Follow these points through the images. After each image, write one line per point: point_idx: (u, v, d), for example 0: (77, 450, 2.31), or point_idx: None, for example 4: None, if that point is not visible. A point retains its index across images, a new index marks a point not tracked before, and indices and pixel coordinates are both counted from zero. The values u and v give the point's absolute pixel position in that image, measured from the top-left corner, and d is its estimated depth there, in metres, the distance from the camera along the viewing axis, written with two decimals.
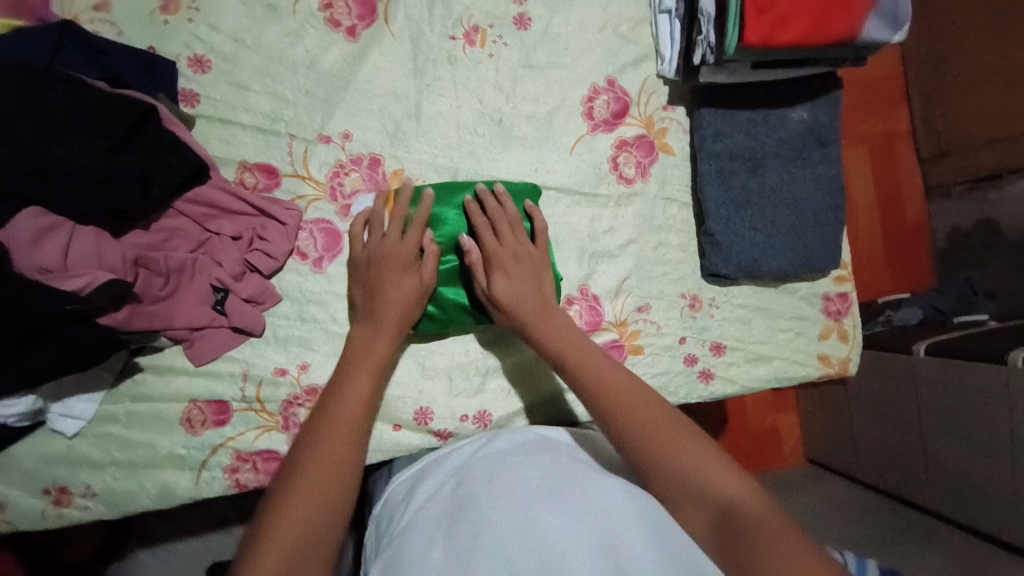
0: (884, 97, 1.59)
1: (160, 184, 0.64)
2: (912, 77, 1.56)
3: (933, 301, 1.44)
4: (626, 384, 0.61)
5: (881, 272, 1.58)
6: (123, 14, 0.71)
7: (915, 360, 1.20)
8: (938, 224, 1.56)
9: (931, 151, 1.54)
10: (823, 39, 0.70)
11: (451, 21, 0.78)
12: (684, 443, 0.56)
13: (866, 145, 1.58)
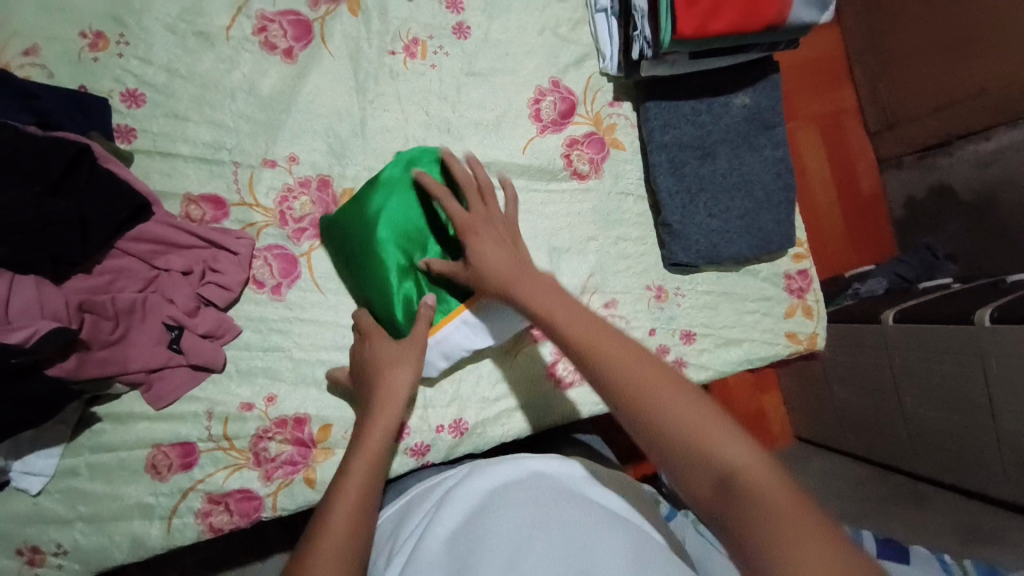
0: (829, 76, 1.63)
1: (100, 225, 0.62)
2: (853, 54, 1.61)
3: (897, 268, 1.46)
4: (591, 332, 0.51)
5: (845, 246, 1.62)
6: (49, 55, 0.69)
7: (886, 329, 1.24)
8: (893, 192, 1.61)
9: (880, 124, 1.58)
10: (755, 26, 0.71)
11: (389, 36, 0.77)
12: (683, 393, 0.46)
13: (816, 124, 1.62)
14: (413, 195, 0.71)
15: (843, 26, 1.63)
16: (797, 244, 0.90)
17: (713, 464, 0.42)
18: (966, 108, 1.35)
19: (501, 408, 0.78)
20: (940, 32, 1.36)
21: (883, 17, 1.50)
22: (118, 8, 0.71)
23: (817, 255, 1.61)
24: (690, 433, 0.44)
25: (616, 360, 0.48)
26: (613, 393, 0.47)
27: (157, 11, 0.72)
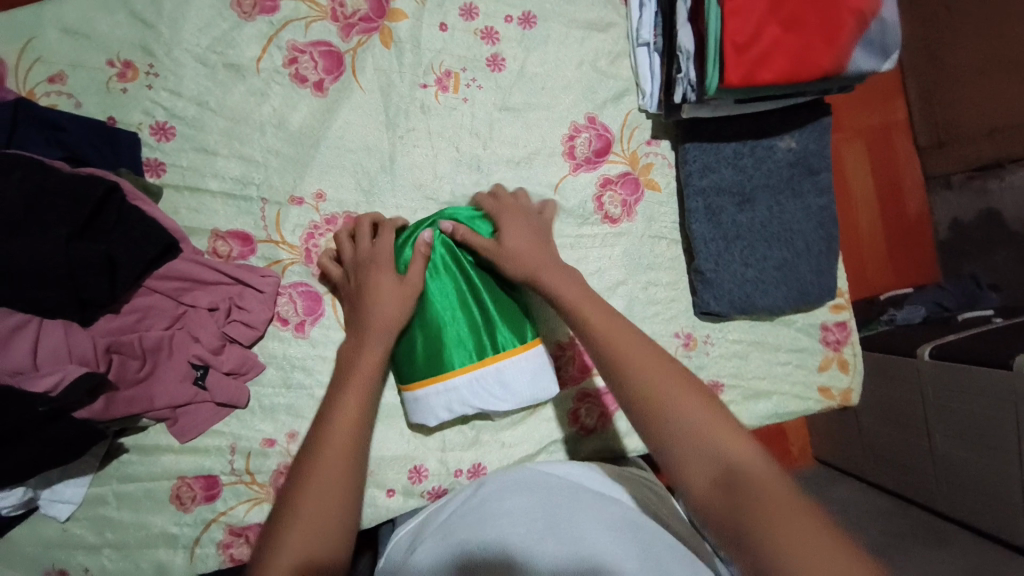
0: (880, 91, 1.54)
1: (129, 266, 0.62)
2: (909, 69, 1.52)
3: (937, 296, 1.40)
4: (620, 337, 0.56)
5: (883, 271, 1.56)
6: (80, 86, 0.68)
7: (921, 364, 1.19)
8: (939, 215, 1.53)
9: (930, 141, 1.49)
10: (808, 74, 0.65)
11: (422, 69, 0.75)
12: (708, 404, 0.52)
13: (862, 139, 1.54)
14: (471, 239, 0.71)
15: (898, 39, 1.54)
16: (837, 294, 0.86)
17: (721, 457, 0.49)
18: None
19: (519, 453, 0.77)
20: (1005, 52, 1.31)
21: (945, 28, 1.41)
22: (149, 37, 0.70)
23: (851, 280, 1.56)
24: (700, 430, 0.50)
25: (647, 372, 0.54)
26: (632, 387, 0.53)
27: (189, 42, 0.70)
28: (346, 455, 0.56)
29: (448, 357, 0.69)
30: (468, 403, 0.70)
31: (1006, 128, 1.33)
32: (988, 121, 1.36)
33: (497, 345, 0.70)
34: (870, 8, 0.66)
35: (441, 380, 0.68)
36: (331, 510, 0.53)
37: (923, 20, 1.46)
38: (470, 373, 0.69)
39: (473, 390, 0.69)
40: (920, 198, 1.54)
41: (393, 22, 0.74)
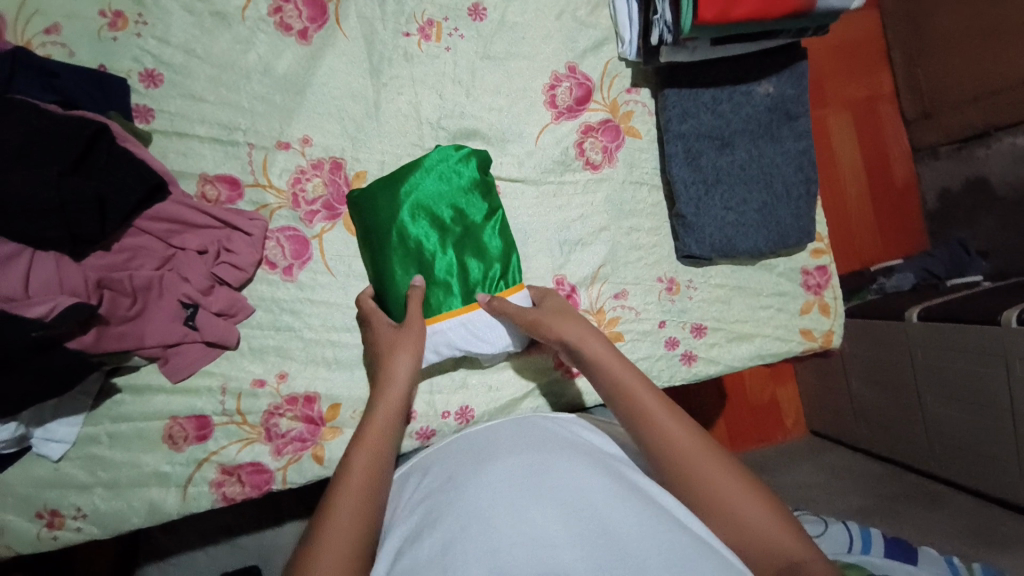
0: (865, 60, 1.56)
1: (118, 203, 0.63)
2: (893, 38, 1.54)
3: (925, 264, 1.42)
4: (633, 380, 0.60)
5: (874, 239, 1.57)
6: (72, 35, 0.70)
7: (909, 326, 1.20)
8: (927, 183, 1.55)
9: (916, 112, 1.52)
10: (777, 11, 0.67)
11: (404, 17, 0.76)
12: (705, 450, 0.56)
13: (849, 109, 1.56)
14: (449, 189, 0.72)
15: (884, 9, 1.55)
16: (817, 239, 0.88)
17: (725, 500, 0.52)
18: (1010, 99, 1.27)
19: (505, 395, 0.79)
20: (983, 20, 1.28)
21: None
22: None
23: (841, 250, 1.56)
24: (703, 475, 0.54)
25: (664, 425, 0.56)
26: (638, 423, 0.58)
27: None
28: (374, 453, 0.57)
29: (433, 299, 0.71)
30: (454, 346, 0.71)
31: (987, 96, 1.32)
32: (971, 90, 1.35)
33: (484, 286, 0.72)
34: None
35: (427, 323, 0.70)
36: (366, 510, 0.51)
37: None
38: (455, 316, 0.71)
39: (463, 332, 0.71)
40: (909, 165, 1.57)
41: None
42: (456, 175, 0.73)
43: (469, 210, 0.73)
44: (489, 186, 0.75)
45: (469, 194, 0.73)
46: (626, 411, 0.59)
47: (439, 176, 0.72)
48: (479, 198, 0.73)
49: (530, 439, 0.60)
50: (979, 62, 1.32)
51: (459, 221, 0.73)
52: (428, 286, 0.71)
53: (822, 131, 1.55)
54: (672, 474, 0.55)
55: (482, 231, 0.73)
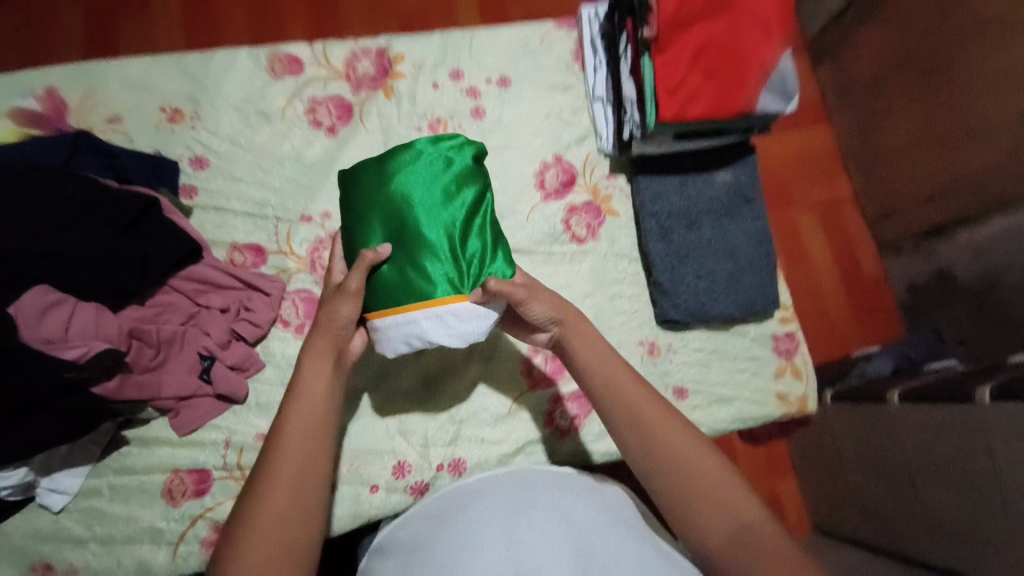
0: (823, 166, 1.63)
1: (157, 263, 0.72)
2: (846, 147, 1.61)
3: (903, 349, 1.34)
4: (625, 383, 0.63)
5: (847, 325, 1.55)
6: (133, 125, 0.84)
7: (893, 410, 1.14)
8: (894, 277, 1.54)
9: (877, 212, 1.54)
10: (723, 112, 0.80)
11: (417, 116, 0.91)
12: (695, 446, 0.60)
13: (816, 209, 1.61)
14: (439, 173, 0.68)
15: (833, 122, 1.63)
16: (783, 308, 0.95)
17: (720, 500, 0.57)
18: (966, 192, 1.27)
19: (498, 452, 0.80)
20: (925, 126, 1.33)
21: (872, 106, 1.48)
22: (197, 91, 0.86)
23: (819, 333, 1.55)
24: (698, 474, 0.58)
25: (657, 427, 0.60)
26: (632, 430, 0.61)
27: (229, 94, 0.87)
28: (301, 465, 0.59)
29: (410, 286, 0.64)
30: (425, 340, 0.64)
31: (942, 194, 1.33)
32: (926, 189, 1.37)
33: (465, 276, 0.65)
34: (770, 62, 0.80)
35: (400, 311, 0.64)
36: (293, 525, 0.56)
37: (852, 96, 1.54)
38: (428, 307, 0.63)
39: (436, 325, 0.63)
40: (876, 260, 1.57)
41: (394, 81, 0.92)
42: (446, 160, 0.68)
43: (454, 194, 0.67)
44: (481, 175, 0.70)
45: (458, 179, 0.68)
46: (621, 416, 0.62)
47: (429, 160, 0.68)
48: (469, 185, 0.68)
49: (508, 478, 0.62)
50: (915, 169, 1.39)
51: (446, 206, 0.67)
52: (405, 270, 0.65)
53: (789, 226, 1.59)
54: (669, 479, 0.58)
55: (471, 219, 0.67)
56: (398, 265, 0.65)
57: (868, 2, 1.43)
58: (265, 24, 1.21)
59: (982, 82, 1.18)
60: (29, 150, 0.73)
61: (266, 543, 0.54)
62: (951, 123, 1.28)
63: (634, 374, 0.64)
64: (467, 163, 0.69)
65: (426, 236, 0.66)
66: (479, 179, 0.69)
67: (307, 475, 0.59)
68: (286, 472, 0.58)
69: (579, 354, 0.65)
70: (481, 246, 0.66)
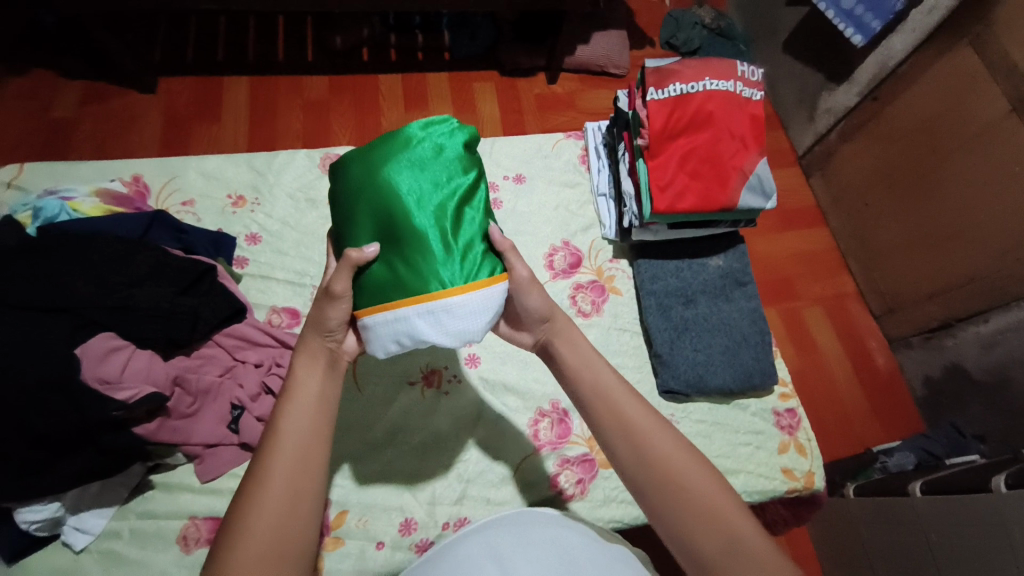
0: (825, 264, 1.57)
1: (208, 320, 0.81)
2: (844, 250, 1.56)
3: (922, 443, 1.26)
4: (630, 409, 0.64)
5: (867, 419, 1.43)
6: (202, 208, 0.99)
7: (916, 503, 1.05)
8: (910, 372, 1.45)
9: (882, 307, 1.49)
10: (710, 207, 0.91)
11: None
12: (700, 472, 0.60)
13: (821, 304, 1.53)
14: (426, 165, 0.69)
15: (830, 226, 1.60)
16: (782, 384, 0.99)
17: (724, 527, 0.57)
18: (965, 296, 1.26)
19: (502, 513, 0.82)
20: (915, 228, 1.34)
21: (861, 205, 1.49)
22: (258, 181, 1.02)
23: (836, 427, 1.41)
24: (704, 501, 0.59)
25: (661, 453, 0.61)
26: (638, 457, 0.62)
27: (286, 184, 1.03)
28: (294, 468, 0.59)
29: (400, 280, 0.65)
30: (416, 337, 0.64)
31: (941, 293, 1.32)
32: (924, 286, 1.36)
33: (455, 267, 0.66)
34: (748, 167, 0.93)
35: (390, 307, 0.64)
36: (287, 531, 0.56)
37: (839, 196, 1.55)
38: (420, 303, 0.64)
39: (426, 320, 0.64)
40: (886, 354, 1.48)
41: None
42: (436, 150, 0.70)
43: (444, 184, 0.69)
44: (466, 163, 0.71)
45: (445, 169, 0.69)
46: (626, 442, 0.63)
47: (419, 153, 0.70)
48: (459, 176, 0.70)
49: (496, 529, 0.66)
50: (914, 268, 1.37)
51: (436, 194, 0.68)
52: (396, 265, 0.66)
53: (796, 321, 1.51)
54: (676, 506, 0.59)
55: (461, 209, 0.69)
56: (388, 260, 0.66)
57: (848, 124, 1.48)
58: (316, 133, 1.42)
59: (971, 183, 1.20)
60: (111, 224, 0.84)
61: (260, 542, 0.54)
62: (944, 222, 1.27)
63: (623, 384, 0.67)
64: (458, 155, 0.71)
65: (415, 226, 0.66)
66: (469, 170, 0.71)
67: (303, 479, 0.59)
68: (280, 478, 0.58)
69: (570, 363, 0.69)
70: (472, 236, 0.68)
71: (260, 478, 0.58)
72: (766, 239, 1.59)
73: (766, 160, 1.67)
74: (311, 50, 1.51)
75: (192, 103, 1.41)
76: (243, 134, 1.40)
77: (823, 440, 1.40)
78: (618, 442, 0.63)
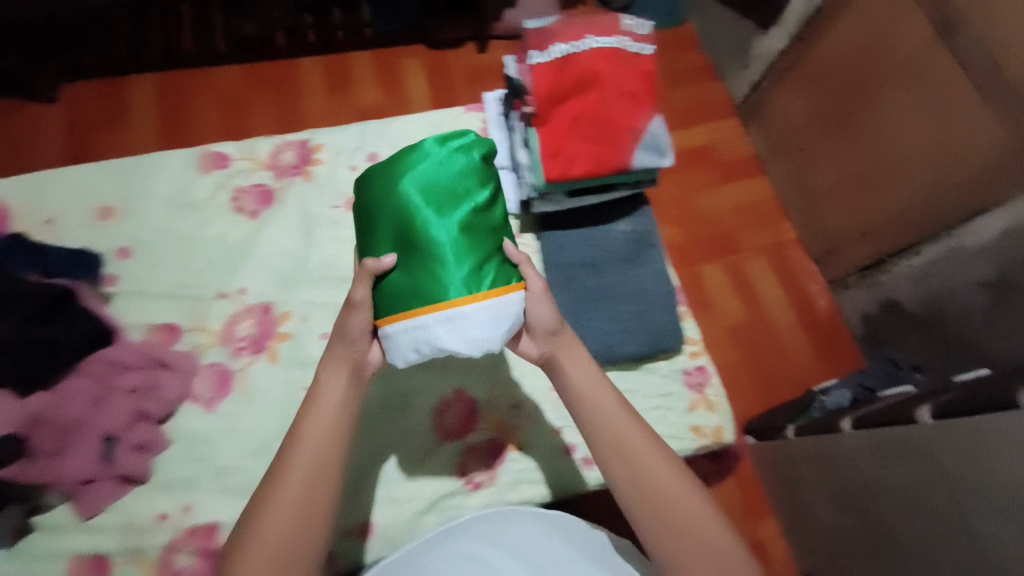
0: (764, 215, 1.54)
1: (67, 350, 0.76)
2: (784, 198, 1.53)
3: (859, 379, 1.23)
4: (630, 427, 0.64)
5: (809, 360, 1.43)
6: (65, 225, 0.91)
7: (847, 440, 0.99)
8: (849, 312, 1.44)
9: (821, 250, 1.46)
10: (604, 169, 0.87)
11: (336, 195, 0.97)
12: (689, 493, 0.61)
13: (765, 254, 1.51)
14: (444, 173, 0.68)
15: (770, 175, 1.57)
16: (691, 342, 0.97)
17: (707, 544, 0.59)
18: (901, 233, 1.23)
19: (407, 510, 0.84)
20: (850, 167, 1.31)
21: (798, 148, 1.45)
22: (128, 190, 0.94)
23: (778, 375, 1.42)
24: (690, 521, 0.60)
25: (654, 472, 0.62)
26: (630, 473, 0.62)
27: (159, 190, 0.95)
28: (309, 484, 0.58)
29: (420, 289, 0.64)
30: (437, 346, 0.63)
31: (872, 233, 1.30)
32: (858, 227, 1.34)
33: (475, 278, 0.64)
34: (641, 124, 0.89)
35: (410, 316, 0.63)
36: (292, 548, 0.56)
37: (776, 141, 1.52)
38: (441, 310, 0.62)
39: (446, 330, 0.63)
40: (826, 297, 1.47)
41: (313, 166, 0.99)
42: (458, 160, 0.69)
43: (464, 194, 0.68)
44: (486, 172, 0.71)
45: (462, 176, 0.68)
46: (620, 458, 0.62)
47: (439, 161, 0.68)
48: (479, 185, 0.69)
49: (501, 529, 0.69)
50: (849, 209, 1.34)
51: (455, 205, 0.67)
52: (413, 273, 0.65)
53: (741, 276, 1.48)
54: (664, 527, 0.60)
55: (480, 218, 0.67)
56: (406, 267, 0.65)
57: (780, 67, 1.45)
58: (233, 127, 1.33)
59: (896, 120, 1.17)
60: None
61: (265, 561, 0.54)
62: (874, 161, 1.24)
63: (626, 406, 0.65)
64: (477, 164, 0.70)
65: (433, 235, 0.65)
66: (488, 180, 0.70)
67: (314, 495, 0.58)
68: (293, 491, 0.57)
69: (578, 384, 0.67)
70: (489, 246, 0.67)
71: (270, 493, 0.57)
72: (704, 195, 1.54)
73: (696, 111, 1.62)
74: (220, 37, 1.38)
75: (88, 110, 1.30)
76: (153, 135, 1.30)
77: (764, 386, 1.41)
78: (613, 457, 0.63)
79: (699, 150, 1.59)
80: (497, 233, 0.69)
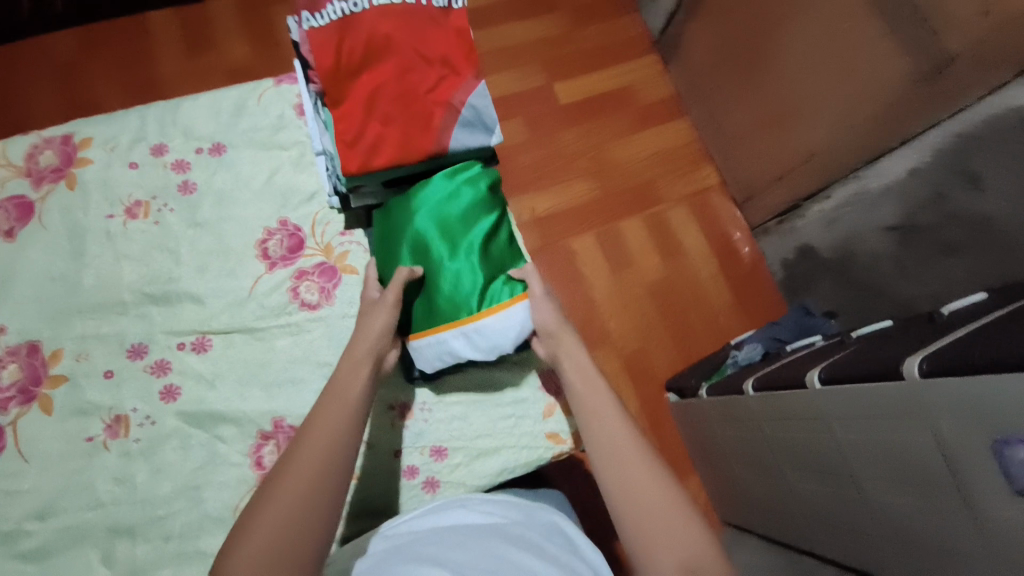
0: (685, 158, 1.37)
1: None
2: (706, 140, 1.37)
3: (773, 330, 1.15)
4: (614, 419, 0.63)
5: (732, 311, 1.30)
6: None
7: (751, 403, 0.88)
8: (771, 259, 1.30)
9: (742, 195, 1.31)
10: (414, 157, 0.73)
11: (110, 202, 0.83)
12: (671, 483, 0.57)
13: (687, 202, 1.35)
14: (456, 203, 0.75)
15: (691, 115, 1.39)
16: None
17: (686, 532, 0.54)
18: (813, 177, 1.08)
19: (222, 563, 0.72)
20: (762, 102, 1.14)
21: (717, 80, 1.27)
22: None
23: (700, 322, 1.29)
24: (667, 509, 0.55)
25: (629, 462, 0.59)
26: (608, 460, 0.60)
27: None
28: (314, 470, 0.56)
29: (437, 310, 0.72)
30: (458, 355, 0.73)
31: (788, 174, 1.14)
32: (773, 169, 1.18)
33: (491, 298, 0.72)
34: (457, 98, 0.74)
35: (431, 332, 0.72)
36: (292, 528, 0.53)
37: (692, 75, 1.35)
38: (457, 327, 0.71)
39: (464, 343, 0.72)
40: (749, 244, 1.33)
41: (79, 167, 0.84)
42: (468, 190, 0.76)
43: (476, 222, 0.75)
44: (491, 198, 0.77)
45: (472, 205, 0.75)
46: (601, 448, 0.61)
47: (450, 192, 0.75)
48: (486, 214, 0.76)
49: (495, 508, 0.69)
50: (765, 148, 1.18)
51: (464, 234, 0.74)
52: (431, 295, 0.73)
53: (660, 224, 1.32)
54: (631, 521, 0.55)
55: (488, 245, 0.75)
56: (429, 291, 0.73)
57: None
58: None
59: (802, 50, 1.01)
60: None
61: (257, 543, 0.51)
62: (783, 97, 1.08)
63: (628, 423, 0.63)
64: (483, 195, 0.76)
65: (444, 261, 0.73)
66: (497, 209, 0.77)
67: (318, 481, 0.56)
68: (296, 475, 0.56)
69: (573, 379, 0.67)
70: (495, 271, 0.74)
71: (279, 474, 0.56)
72: (621, 144, 1.36)
73: (598, 46, 1.42)
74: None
75: None
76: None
77: (684, 340, 1.28)
78: (595, 446, 0.61)
79: (608, 91, 1.39)
80: (504, 254, 0.76)
